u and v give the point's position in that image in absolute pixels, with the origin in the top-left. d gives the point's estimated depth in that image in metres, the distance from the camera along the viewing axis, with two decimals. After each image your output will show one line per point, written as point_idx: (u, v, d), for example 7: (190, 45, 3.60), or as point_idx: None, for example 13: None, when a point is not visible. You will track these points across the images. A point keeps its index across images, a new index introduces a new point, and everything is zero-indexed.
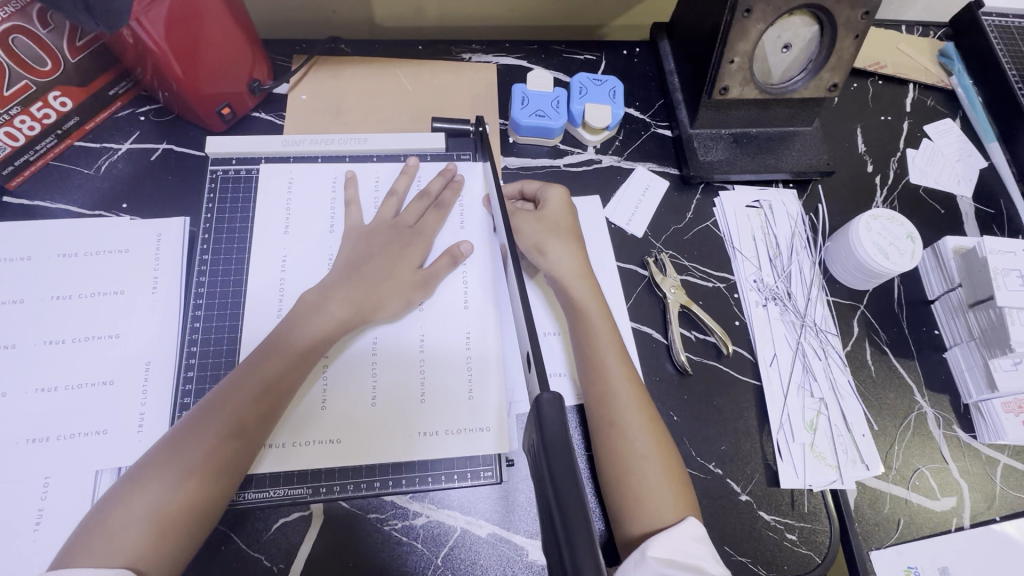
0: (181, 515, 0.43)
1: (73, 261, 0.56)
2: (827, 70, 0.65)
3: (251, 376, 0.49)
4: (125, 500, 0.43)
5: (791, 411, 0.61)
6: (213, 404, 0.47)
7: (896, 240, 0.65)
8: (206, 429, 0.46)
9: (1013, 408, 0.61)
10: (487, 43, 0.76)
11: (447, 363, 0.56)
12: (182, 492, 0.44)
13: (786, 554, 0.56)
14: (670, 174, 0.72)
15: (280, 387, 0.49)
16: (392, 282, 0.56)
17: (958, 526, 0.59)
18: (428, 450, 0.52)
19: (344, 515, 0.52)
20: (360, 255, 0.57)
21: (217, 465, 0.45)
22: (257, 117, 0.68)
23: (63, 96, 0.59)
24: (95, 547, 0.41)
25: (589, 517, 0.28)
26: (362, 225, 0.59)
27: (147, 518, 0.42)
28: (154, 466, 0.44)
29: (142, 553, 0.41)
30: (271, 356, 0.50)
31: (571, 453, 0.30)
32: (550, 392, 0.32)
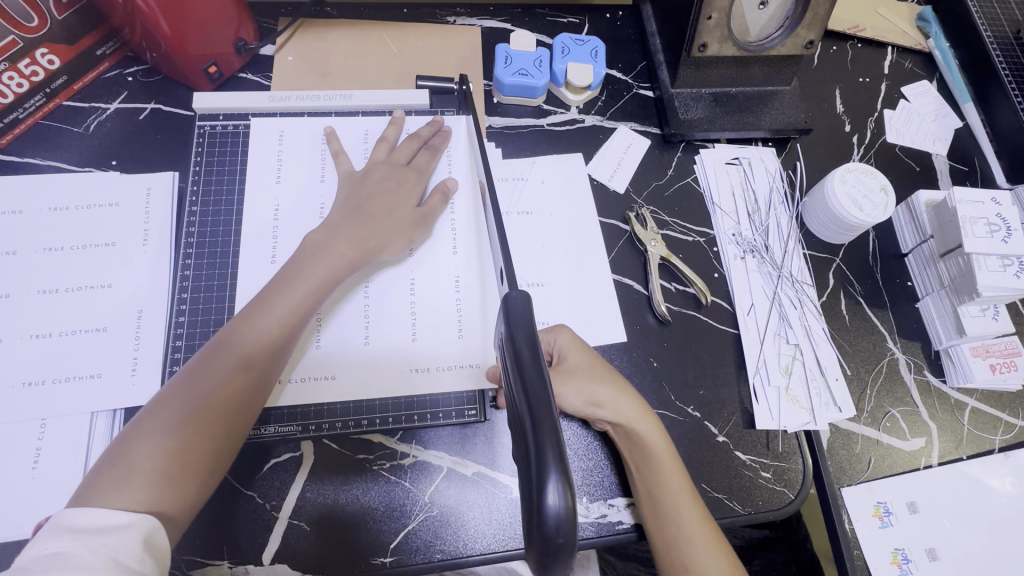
0: (201, 457, 0.45)
1: (64, 214, 0.58)
2: (803, 26, 0.66)
3: (258, 322, 0.50)
4: (138, 442, 0.44)
5: (767, 356, 0.63)
6: (220, 350, 0.48)
7: (870, 193, 0.66)
8: (218, 373, 0.47)
9: (980, 352, 0.64)
10: (471, 6, 0.77)
11: (438, 305, 0.57)
12: (199, 434, 0.45)
13: (760, 491, 0.58)
14: (652, 133, 0.73)
15: (287, 332, 0.50)
16: (391, 223, 0.57)
17: (926, 464, 0.62)
18: (419, 384, 0.55)
19: (337, 451, 0.54)
20: (359, 193, 0.58)
21: (230, 407, 0.47)
22: (244, 78, 0.69)
23: (50, 53, 0.61)
24: (110, 488, 0.42)
25: (548, 384, 0.30)
26: (354, 171, 0.60)
27: (166, 460, 0.43)
28: (174, 403, 0.45)
29: (163, 496, 0.42)
30: (276, 301, 0.51)
31: (534, 333, 0.33)
32: (517, 290, 0.36)
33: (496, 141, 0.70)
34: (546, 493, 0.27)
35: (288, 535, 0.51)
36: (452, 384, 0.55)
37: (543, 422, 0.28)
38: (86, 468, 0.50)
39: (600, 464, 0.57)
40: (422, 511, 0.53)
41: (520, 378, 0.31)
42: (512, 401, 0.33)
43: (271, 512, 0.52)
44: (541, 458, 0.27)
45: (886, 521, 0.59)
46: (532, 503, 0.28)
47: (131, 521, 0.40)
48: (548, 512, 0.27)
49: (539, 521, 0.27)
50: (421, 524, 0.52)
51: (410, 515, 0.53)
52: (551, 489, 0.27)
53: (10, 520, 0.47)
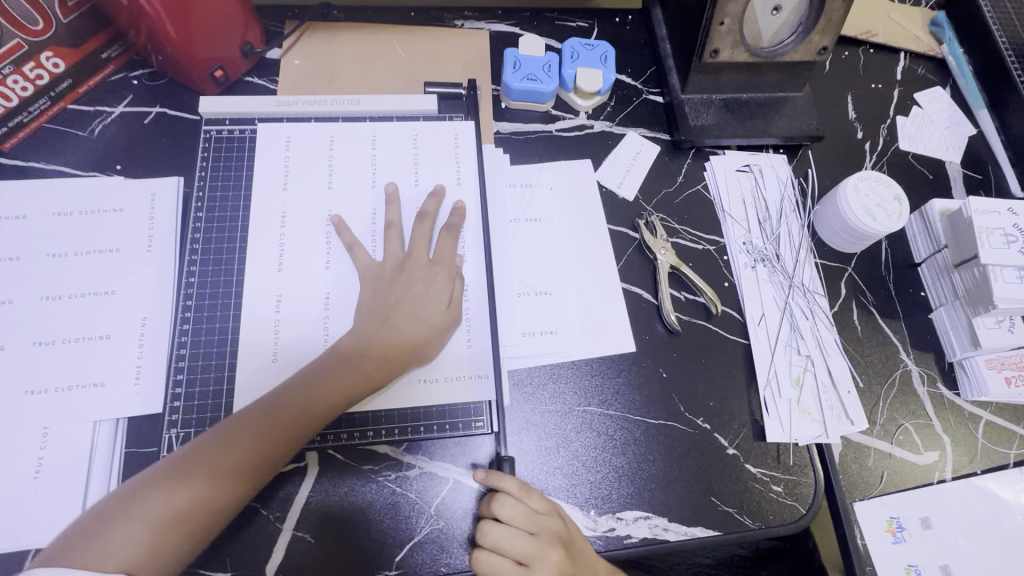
0: (188, 535, 0.44)
1: (68, 219, 0.57)
2: (816, 32, 0.65)
3: (285, 410, 0.48)
4: (138, 504, 0.44)
5: (778, 367, 0.62)
6: (241, 429, 0.47)
7: (884, 201, 0.65)
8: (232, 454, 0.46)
9: (995, 365, 0.62)
10: (479, 10, 0.76)
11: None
12: (193, 514, 0.44)
13: (771, 505, 0.57)
14: (662, 139, 0.72)
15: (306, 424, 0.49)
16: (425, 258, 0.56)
17: (940, 478, 0.60)
18: (430, 395, 0.55)
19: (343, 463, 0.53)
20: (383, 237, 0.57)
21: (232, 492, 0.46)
22: (249, 82, 0.68)
23: (55, 57, 0.60)
24: (101, 543, 0.42)
25: None
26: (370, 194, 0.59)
27: (157, 531, 0.43)
28: (197, 462, 0.46)
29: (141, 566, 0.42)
30: (308, 391, 0.49)
31: None
32: None
33: (504, 146, 0.69)
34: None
35: (293, 547, 0.50)
36: (460, 394, 0.55)
37: None
38: (88, 477, 0.49)
39: (608, 476, 0.56)
40: (428, 523, 0.52)
41: None
42: None
43: (275, 524, 0.51)
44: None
45: (899, 537, 0.58)
46: None
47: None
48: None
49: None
50: (427, 536, 0.52)
51: (415, 528, 0.52)
52: None
53: (11, 529, 0.47)
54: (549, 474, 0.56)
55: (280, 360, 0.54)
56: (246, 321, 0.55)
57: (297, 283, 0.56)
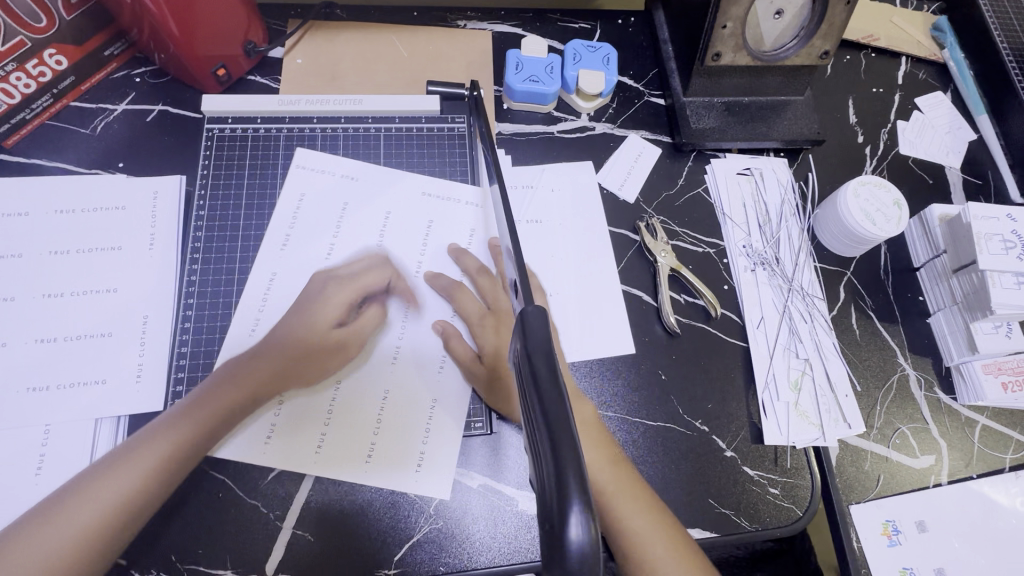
0: (124, 519, 0.47)
1: (70, 217, 0.57)
2: (818, 37, 0.65)
3: (218, 399, 0.52)
4: (80, 493, 0.47)
5: (777, 371, 0.62)
6: (179, 419, 0.51)
7: (884, 206, 0.66)
8: (170, 445, 0.50)
9: (992, 370, 0.63)
10: (482, 10, 0.76)
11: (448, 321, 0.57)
12: (128, 501, 0.48)
13: (769, 507, 0.58)
14: (663, 141, 0.72)
15: (238, 410, 0.52)
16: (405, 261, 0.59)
17: (936, 482, 0.61)
18: (440, 421, 0.54)
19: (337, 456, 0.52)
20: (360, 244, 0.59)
21: (167, 477, 0.49)
22: (252, 81, 0.68)
23: (58, 54, 0.60)
24: (45, 529, 0.45)
25: (568, 404, 0.30)
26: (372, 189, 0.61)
27: (97, 515, 0.47)
28: (135, 448, 0.49)
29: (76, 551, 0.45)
30: (241, 375, 0.53)
31: (551, 352, 0.33)
32: (534, 307, 0.35)
33: (506, 147, 0.69)
34: (568, 527, 0.26)
35: (293, 545, 0.51)
36: (461, 394, 0.55)
37: (565, 459, 0.27)
38: None
39: None
40: (427, 522, 0.52)
41: (537, 390, 0.31)
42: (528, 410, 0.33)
43: (275, 522, 0.51)
44: (564, 489, 0.27)
45: (894, 540, 0.58)
46: (553, 533, 0.26)
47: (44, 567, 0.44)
48: (570, 547, 0.25)
49: (559, 556, 0.26)
50: (427, 535, 0.52)
51: (415, 527, 0.52)
52: (574, 521, 0.26)
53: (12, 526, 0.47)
54: None
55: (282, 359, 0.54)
56: (248, 320, 0.55)
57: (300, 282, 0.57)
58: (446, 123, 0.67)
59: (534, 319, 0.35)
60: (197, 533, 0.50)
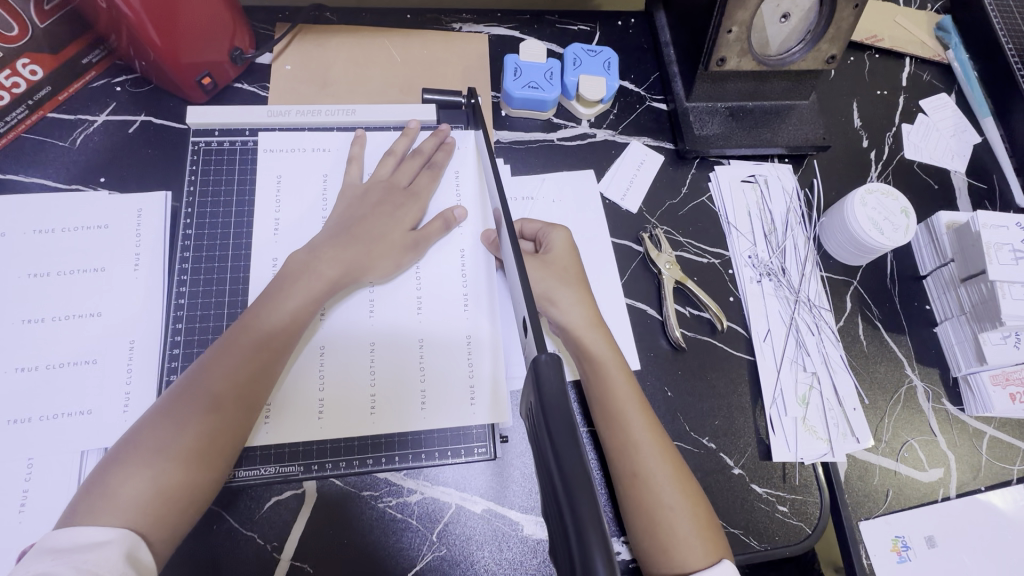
0: (207, 459, 0.44)
1: (50, 237, 0.54)
2: (824, 41, 0.64)
3: (257, 328, 0.48)
4: (132, 455, 0.42)
5: (784, 385, 0.61)
6: (219, 358, 0.47)
7: (891, 214, 0.64)
8: (222, 373, 0.46)
9: (1000, 381, 0.62)
10: (478, 12, 0.73)
11: (448, 345, 0.55)
12: (200, 442, 0.44)
13: (777, 525, 0.57)
14: (665, 148, 0.70)
15: (281, 340, 0.49)
16: (384, 241, 0.55)
17: (944, 495, 0.60)
18: (424, 421, 0.52)
19: (335, 429, 0.51)
20: (353, 216, 0.55)
21: (230, 414, 0.45)
22: (239, 88, 0.65)
23: (32, 64, 0.57)
24: (107, 505, 0.40)
25: (590, 472, 0.29)
26: (359, 184, 0.58)
27: (158, 489, 0.41)
28: (166, 412, 0.44)
29: (164, 503, 0.42)
30: (270, 306, 0.50)
31: (569, 408, 0.31)
32: (547, 353, 0.33)
33: (505, 157, 0.67)
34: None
35: None
36: (458, 418, 0.52)
37: (590, 538, 0.26)
38: None
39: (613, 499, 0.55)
40: (430, 550, 0.51)
41: (556, 455, 0.30)
42: (544, 468, 0.32)
43: (272, 554, 0.50)
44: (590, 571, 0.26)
45: (904, 556, 0.57)
46: None
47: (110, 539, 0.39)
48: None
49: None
50: (430, 563, 0.51)
51: (417, 554, 0.51)
52: None
53: None
54: None
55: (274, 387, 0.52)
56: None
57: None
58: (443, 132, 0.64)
59: (547, 368, 0.33)
60: (190, 569, 0.48)
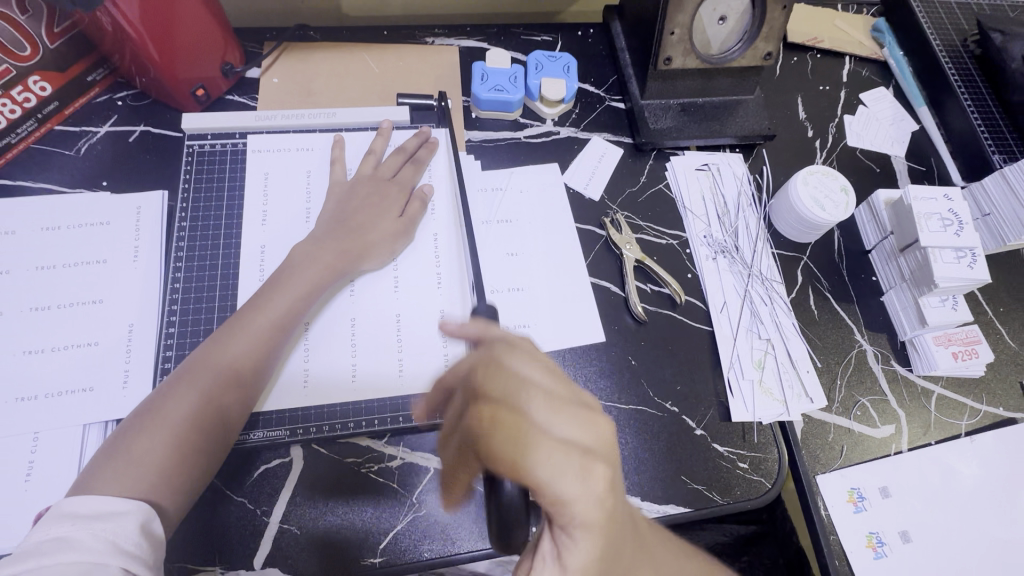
0: (209, 433, 0.48)
1: (56, 234, 0.59)
2: (760, 39, 0.70)
3: (258, 318, 0.53)
4: (144, 430, 0.46)
5: (740, 351, 0.65)
6: (226, 342, 0.51)
7: (831, 193, 0.70)
8: (224, 357, 0.50)
9: (942, 341, 0.67)
10: (449, 27, 0.81)
11: (422, 323, 0.59)
12: (203, 418, 0.48)
13: (739, 481, 0.60)
14: (625, 142, 0.76)
15: (279, 328, 0.53)
16: (376, 231, 0.60)
17: (897, 450, 0.64)
18: (401, 384, 0.57)
19: (320, 395, 0.56)
20: (345, 209, 0.61)
21: (232, 396, 0.49)
22: (230, 100, 0.71)
23: (42, 81, 0.63)
24: (123, 474, 0.44)
25: None
26: (344, 181, 0.63)
27: (170, 460, 0.46)
28: (176, 391, 0.48)
29: (172, 472, 0.46)
30: (270, 297, 0.54)
31: None
32: None
33: (475, 153, 0.73)
34: None
35: (280, 538, 0.52)
36: (430, 387, 0.57)
37: None
38: None
39: None
40: (411, 511, 0.54)
41: None
42: None
43: (262, 517, 0.53)
44: None
45: (860, 506, 0.61)
46: None
47: (128, 507, 0.42)
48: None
49: None
50: (410, 523, 0.54)
51: (398, 516, 0.54)
52: None
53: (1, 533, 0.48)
54: None
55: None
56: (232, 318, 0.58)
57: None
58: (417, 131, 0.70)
59: None
60: (184, 532, 0.51)
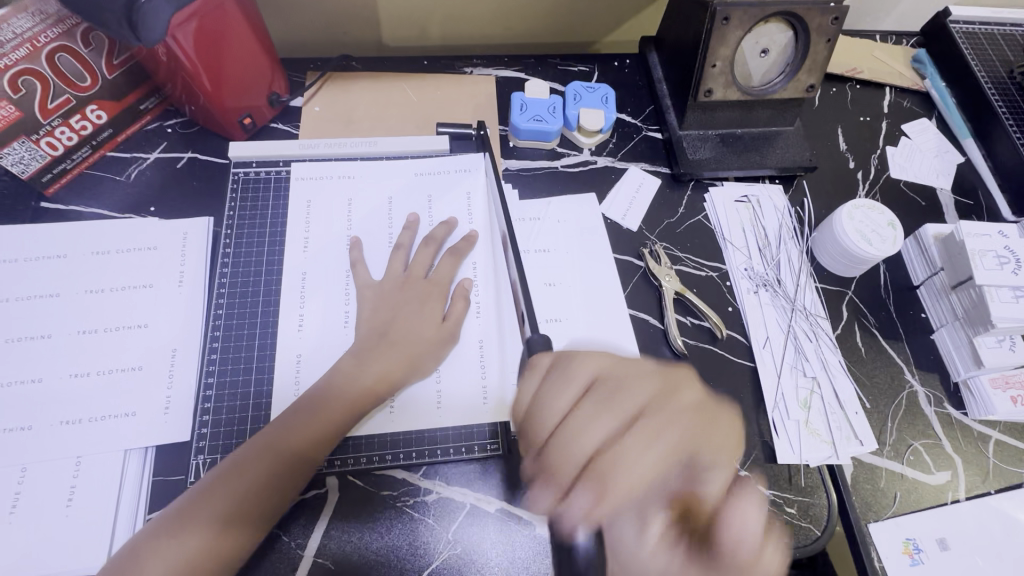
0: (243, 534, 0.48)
1: (106, 258, 0.61)
2: (803, 71, 0.70)
3: (314, 420, 0.52)
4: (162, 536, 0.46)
5: (785, 390, 0.63)
6: (262, 452, 0.50)
7: (878, 227, 0.68)
8: (253, 469, 0.49)
9: (1000, 384, 0.63)
10: (487, 58, 0.82)
11: (461, 356, 0.59)
12: (224, 537, 0.47)
13: (786, 527, 0.58)
14: (662, 172, 0.76)
15: (318, 442, 0.51)
16: (429, 319, 0.59)
17: (954, 499, 0.61)
18: (439, 419, 0.56)
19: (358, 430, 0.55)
20: (399, 300, 0.59)
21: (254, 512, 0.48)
22: (275, 128, 0.73)
23: (98, 109, 0.64)
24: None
25: None
26: (373, 281, 0.61)
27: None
28: (203, 499, 0.47)
29: (199, 571, 0.45)
30: (329, 400, 0.53)
31: None
32: None
33: (513, 182, 0.73)
34: None
35: (314, 572, 0.51)
36: (470, 417, 0.56)
37: None
38: (118, 504, 0.51)
39: None
40: (447, 548, 0.53)
41: None
42: None
43: (296, 550, 0.52)
44: None
45: (917, 559, 0.58)
46: None
47: None
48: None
49: None
50: (445, 562, 0.52)
51: (434, 554, 0.53)
52: None
53: (42, 559, 0.48)
54: None
55: (303, 387, 0.56)
56: (273, 344, 0.58)
57: (324, 310, 0.60)
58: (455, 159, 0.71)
59: None
60: None
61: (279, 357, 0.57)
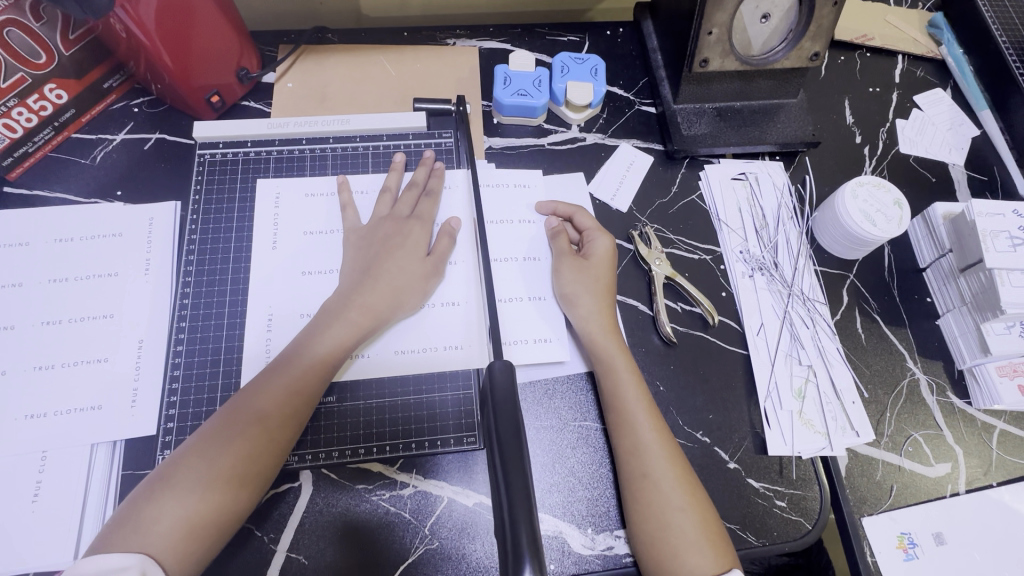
0: (227, 503, 0.46)
1: (69, 246, 0.59)
2: (806, 39, 0.65)
3: (305, 353, 0.53)
4: (165, 486, 0.46)
5: (779, 379, 0.60)
6: (259, 390, 0.50)
7: (883, 206, 0.64)
8: (254, 406, 0.49)
9: (1007, 372, 0.60)
10: (470, 28, 0.77)
11: (430, 321, 0.59)
12: (231, 471, 0.47)
13: (776, 521, 0.56)
14: (655, 149, 0.72)
15: (315, 373, 0.52)
16: (407, 274, 0.57)
17: (952, 492, 0.58)
18: (408, 364, 0.57)
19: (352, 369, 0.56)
20: (368, 254, 0.58)
21: (259, 447, 0.48)
22: (246, 106, 0.69)
23: (58, 89, 0.61)
24: (143, 524, 0.44)
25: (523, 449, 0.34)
26: (360, 226, 0.61)
27: (187, 515, 0.45)
28: (205, 442, 0.48)
29: (209, 505, 0.45)
30: (322, 332, 0.54)
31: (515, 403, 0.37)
32: (501, 362, 0.41)
33: (496, 162, 0.69)
34: None
35: (288, 568, 0.50)
36: (444, 364, 0.57)
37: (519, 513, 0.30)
38: (85, 498, 0.50)
39: (607, 495, 0.55)
40: (423, 543, 0.51)
41: (498, 434, 0.35)
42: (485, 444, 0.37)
43: (269, 545, 0.51)
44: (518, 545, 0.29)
45: (911, 553, 0.56)
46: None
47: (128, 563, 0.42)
48: None
49: None
50: (422, 557, 0.51)
51: (411, 548, 0.51)
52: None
53: (8, 554, 0.47)
54: (546, 490, 0.55)
55: (274, 352, 0.56)
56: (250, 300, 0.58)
57: (287, 262, 0.60)
58: (434, 138, 0.68)
59: (501, 375, 0.40)
60: None
61: (251, 311, 0.57)
